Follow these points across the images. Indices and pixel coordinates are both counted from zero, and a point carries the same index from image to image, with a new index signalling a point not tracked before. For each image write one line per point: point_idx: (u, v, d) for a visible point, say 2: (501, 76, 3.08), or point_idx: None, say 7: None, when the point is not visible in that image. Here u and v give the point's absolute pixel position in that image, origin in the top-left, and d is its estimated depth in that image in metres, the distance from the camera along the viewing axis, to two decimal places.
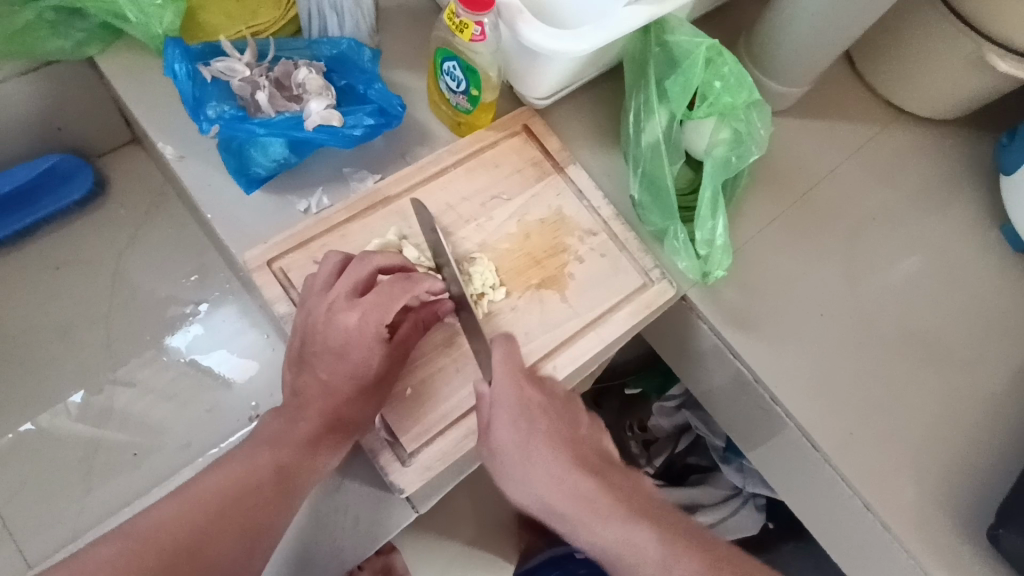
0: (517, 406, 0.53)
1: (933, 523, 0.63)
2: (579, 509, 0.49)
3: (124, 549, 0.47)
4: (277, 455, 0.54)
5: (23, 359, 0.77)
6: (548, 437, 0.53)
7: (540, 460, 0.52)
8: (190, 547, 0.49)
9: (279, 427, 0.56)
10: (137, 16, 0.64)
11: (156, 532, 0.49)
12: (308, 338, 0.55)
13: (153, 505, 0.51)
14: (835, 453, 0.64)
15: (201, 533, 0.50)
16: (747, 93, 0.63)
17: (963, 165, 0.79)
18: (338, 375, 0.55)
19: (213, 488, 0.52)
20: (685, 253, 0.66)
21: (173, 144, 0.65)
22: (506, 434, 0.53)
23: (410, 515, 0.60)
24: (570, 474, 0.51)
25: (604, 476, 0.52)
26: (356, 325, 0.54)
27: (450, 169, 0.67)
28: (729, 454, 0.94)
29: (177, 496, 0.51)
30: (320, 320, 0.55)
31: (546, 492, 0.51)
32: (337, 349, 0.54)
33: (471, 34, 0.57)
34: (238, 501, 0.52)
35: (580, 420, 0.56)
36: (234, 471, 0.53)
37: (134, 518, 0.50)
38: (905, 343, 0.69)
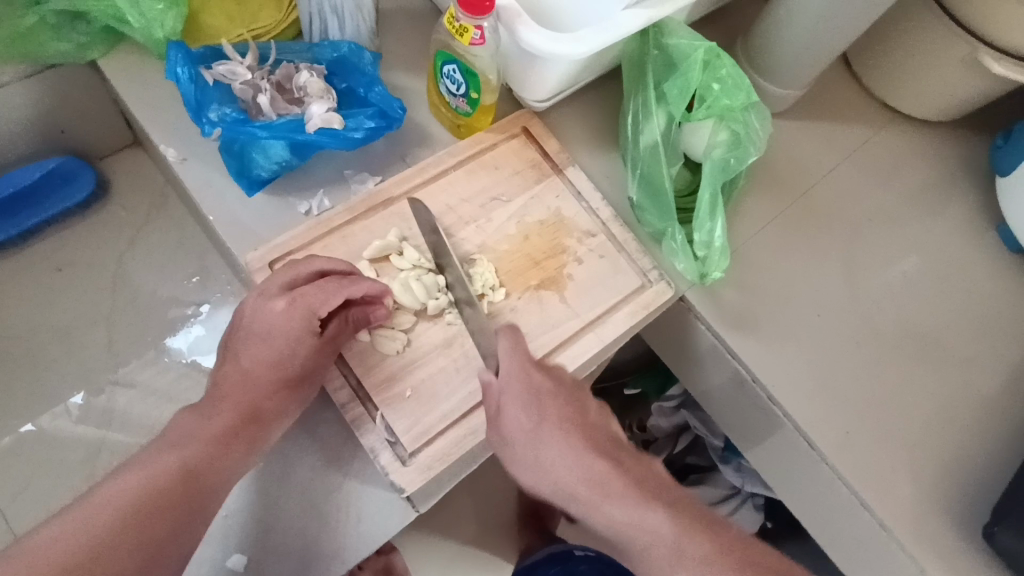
0: (525, 396, 0.54)
1: (929, 522, 0.63)
2: (591, 494, 0.51)
3: (15, 573, 0.43)
4: (186, 455, 0.53)
5: (24, 360, 0.78)
6: (561, 428, 0.54)
7: (553, 448, 0.53)
8: (86, 558, 0.45)
9: (190, 424, 0.55)
10: (138, 20, 0.64)
11: (46, 551, 0.45)
12: (235, 330, 0.58)
13: (42, 525, 0.47)
14: (832, 452, 0.64)
15: (96, 544, 0.46)
16: (744, 96, 0.63)
17: (959, 167, 0.79)
18: (263, 362, 0.57)
19: (113, 496, 0.49)
20: (683, 255, 0.66)
21: (175, 147, 0.66)
22: (516, 418, 0.54)
23: (411, 514, 0.60)
24: (583, 456, 0.53)
25: (612, 458, 0.54)
26: (284, 312, 0.56)
27: (451, 171, 0.67)
28: (728, 453, 0.95)
29: (75, 510, 0.48)
30: (251, 306, 0.57)
31: (557, 481, 0.53)
32: (262, 333, 0.56)
33: (471, 38, 0.58)
34: (139, 506, 0.49)
35: (587, 406, 0.57)
36: (137, 476, 0.50)
37: (23, 540, 0.46)
38: (901, 343, 0.70)
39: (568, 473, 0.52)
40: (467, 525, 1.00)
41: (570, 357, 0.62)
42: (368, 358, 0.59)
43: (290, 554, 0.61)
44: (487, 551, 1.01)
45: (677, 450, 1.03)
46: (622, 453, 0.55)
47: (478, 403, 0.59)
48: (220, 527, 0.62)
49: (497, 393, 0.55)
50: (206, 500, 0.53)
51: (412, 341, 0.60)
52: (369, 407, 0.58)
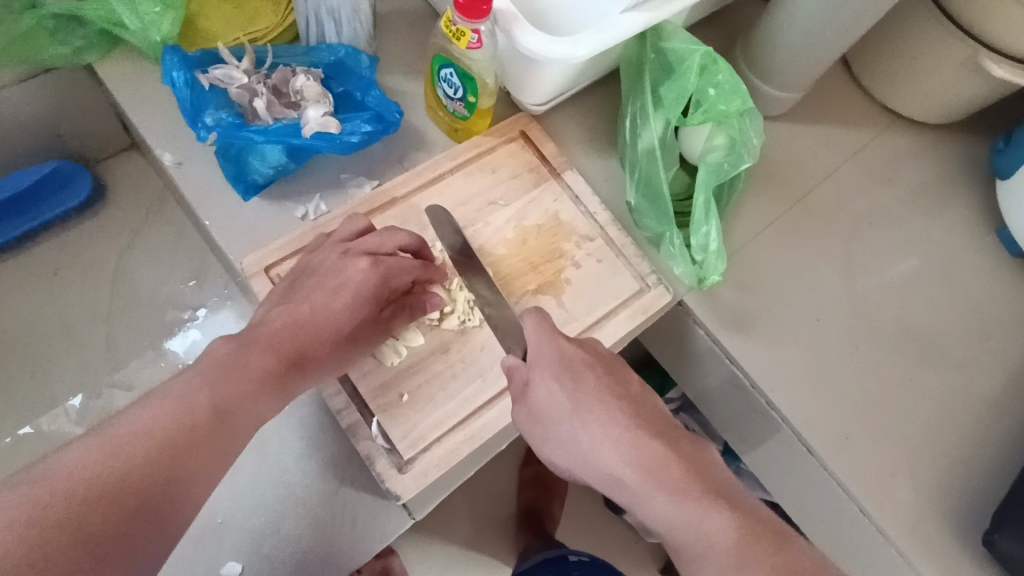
0: (559, 365, 0.52)
1: (929, 528, 0.63)
2: (638, 479, 0.47)
3: (29, 500, 0.38)
4: (217, 394, 0.46)
5: (22, 363, 0.78)
6: (601, 403, 0.51)
7: (593, 426, 0.50)
8: (108, 492, 0.39)
9: (226, 356, 0.48)
10: (134, 23, 0.64)
11: (63, 479, 0.39)
12: (302, 273, 0.55)
13: (67, 447, 0.41)
14: (832, 458, 0.64)
15: (119, 478, 0.40)
16: (740, 101, 0.63)
17: (960, 169, 0.79)
18: (324, 314, 0.52)
19: (138, 428, 0.42)
20: (681, 259, 0.66)
21: (172, 150, 0.66)
22: (553, 395, 0.52)
23: (407, 522, 0.60)
24: (628, 437, 0.49)
25: (664, 441, 0.49)
26: (366, 270, 0.54)
27: (449, 173, 0.67)
28: (728, 457, 0.96)
29: (99, 436, 0.41)
30: (328, 261, 0.55)
31: (599, 464, 0.49)
32: (334, 286, 0.53)
33: (468, 42, 0.57)
34: (168, 444, 0.42)
35: (629, 380, 0.54)
36: (160, 409, 0.44)
37: (42, 461, 0.40)
38: (901, 347, 0.69)
39: (611, 454, 0.48)
40: (464, 525, 1.00)
41: None
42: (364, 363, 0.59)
43: (284, 559, 0.61)
44: (486, 553, 1.01)
45: None
46: (673, 434, 0.50)
47: (475, 409, 0.58)
48: (215, 534, 0.61)
49: (525, 370, 0.53)
50: (237, 443, 0.46)
51: (410, 347, 0.60)
52: (366, 414, 0.58)
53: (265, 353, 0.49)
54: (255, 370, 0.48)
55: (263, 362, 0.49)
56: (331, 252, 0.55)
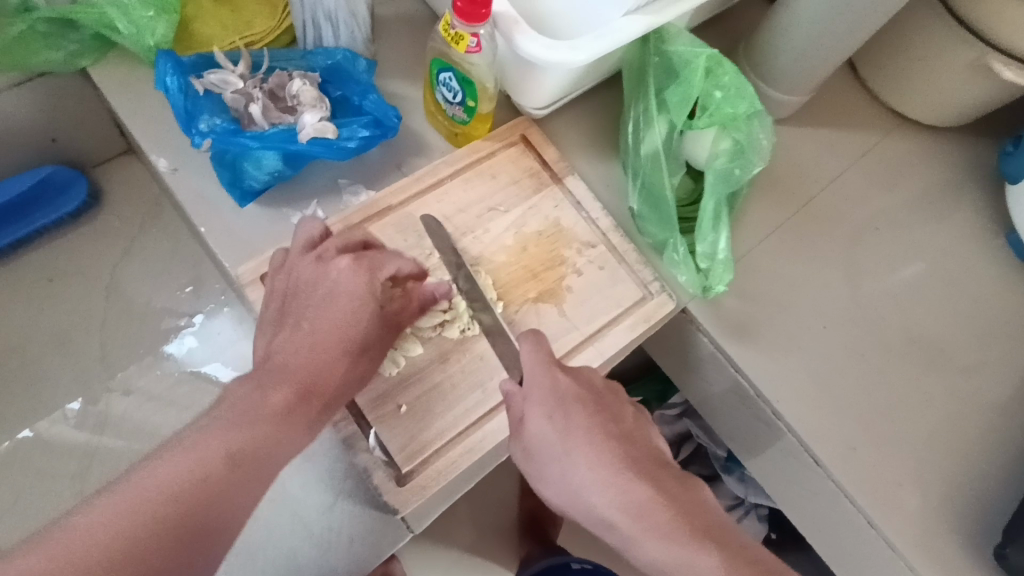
0: (550, 401, 0.51)
1: (937, 540, 0.62)
2: (628, 522, 0.44)
3: (49, 564, 0.37)
4: (234, 439, 0.45)
5: (20, 369, 0.77)
6: (592, 440, 0.49)
7: (582, 464, 0.48)
8: (126, 554, 0.39)
9: (244, 397, 0.47)
10: (127, 27, 0.63)
11: (81, 542, 0.38)
12: (290, 296, 0.53)
13: (86, 503, 0.40)
14: (839, 469, 0.63)
15: (138, 540, 0.39)
16: (746, 104, 0.62)
17: (967, 173, 0.78)
18: (326, 326, 0.51)
19: (158, 483, 0.41)
20: (685, 266, 0.65)
21: (168, 157, 0.65)
22: (543, 430, 0.50)
23: (405, 536, 0.59)
24: (618, 475, 0.47)
25: (655, 480, 0.47)
26: (351, 269, 0.52)
27: (447, 180, 0.66)
28: (731, 463, 0.93)
29: (118, 492, 0.40)
30: (308, 275, 0.53)
31: (590, 504, 0.47)
32: (325, 294, 0.52)
33: (467, 45, 0.56)
34: (188, 499, 0.41)
35: (623, 414, 0.52)
36: (180, 461, 0.42)
37: (62, 520, 0.39)
38: (908, 355, 0.68)
39: (601, 495, 0.46)
40: (464, 532, 0.99)
41: None
42: None
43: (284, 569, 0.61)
44: (487, 560, 1.00)
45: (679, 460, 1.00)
46: (663, 471, 0.48)
47: (474, 420, 0.57)
48: None
49: (521, 401, 0.52)
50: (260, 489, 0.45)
51: (408, 358, 0.58)
52: (363, 425, 0.56)
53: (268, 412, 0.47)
54: (269, 415, 0.47)
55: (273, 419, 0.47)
56: (308, 263, 0.54)
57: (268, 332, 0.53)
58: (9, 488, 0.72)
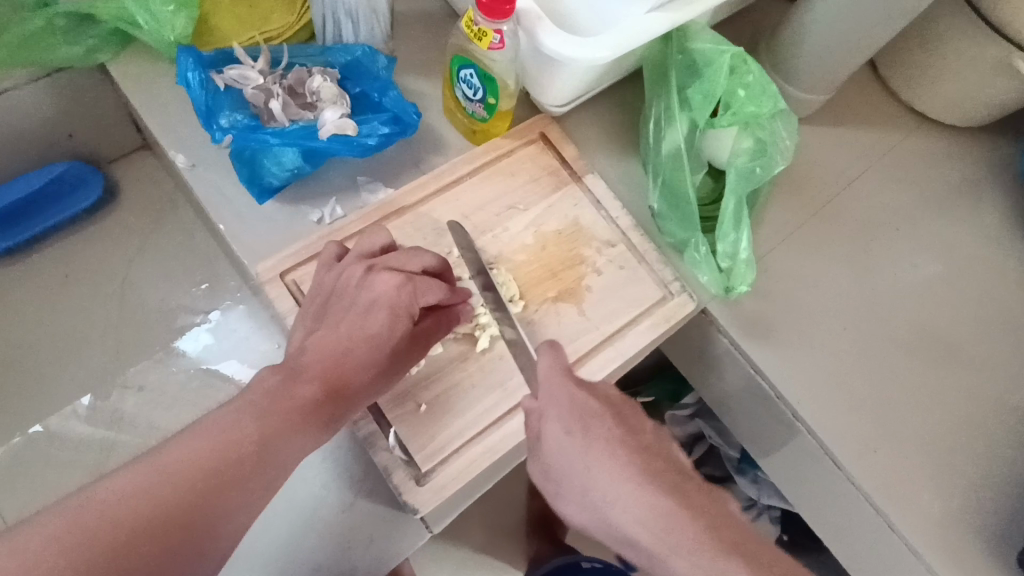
0: (570, 415, 0.49)
1: (959, 545, 0.61)
2: (652, 535, 0.43)
3: (81, 524, 0.39)
4: (261, 426, 0.46)
5: (33, 364, 0.77)
6: (612, 455, 0.47)
7: (605, 483, 0.46)
8: (149, 523, 0.41)
9: (274, 385, 0.48)
10: (147, 22, 0.63)
11: (109, 505, 0.40)
12: (331, 296, 0.53)
13: (118, 471, 0.42)
14: (860, 472, 0.62)
15: (162, 511, 0.41)
16: (771, 102, 0.61)
17: (989, 173, 0.77)
18: (362, 337, 0.51)
19: (181, 458, 0.43)
20: (706, 266, 0.64)
21: (185, 153, 0.64)
22: (563, 446, 0.49)
23: (425, 536, 0.58)
24: (639, 490, 0.45)
25: (679, 493, 0.46)
26: (396, 287, 0.52)
27: (466, 178, 0.66)
28: (744, 465, 0.93)
29: (145, 464, 0.43)
30: (352, 280, 0.53)
31: (612, 521, 0.46)
32: (365, 304, 0.52)
33: (490, 42, 0.55)
34: (208, 476, 0.43)
35: (640, 427, 0.51)
36: (203, 440, 0.44)
37: (95, 484, 0.41)
38: (929, 357, 0.67)
39: (625, 510, 0.45)
40: (475, 530, 0.99)
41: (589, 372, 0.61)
42: None
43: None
44: (498, 558, 0.99)
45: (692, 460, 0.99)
46: (687, 485, 0.47)
47: (494, 420, 0.57)
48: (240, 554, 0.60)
49: (539, 415, 0.51)
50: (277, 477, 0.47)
51: (429, 358, 0.58)
52: (382, 424, 0.56)
53: (280, 408, 0.47)
54: (293, 406, 0.47)
55: (289, 415, 0.47)
56: (355, 270, 0.53)
57: (302, 325, 0.53)
58: (22, 484, 0.72)
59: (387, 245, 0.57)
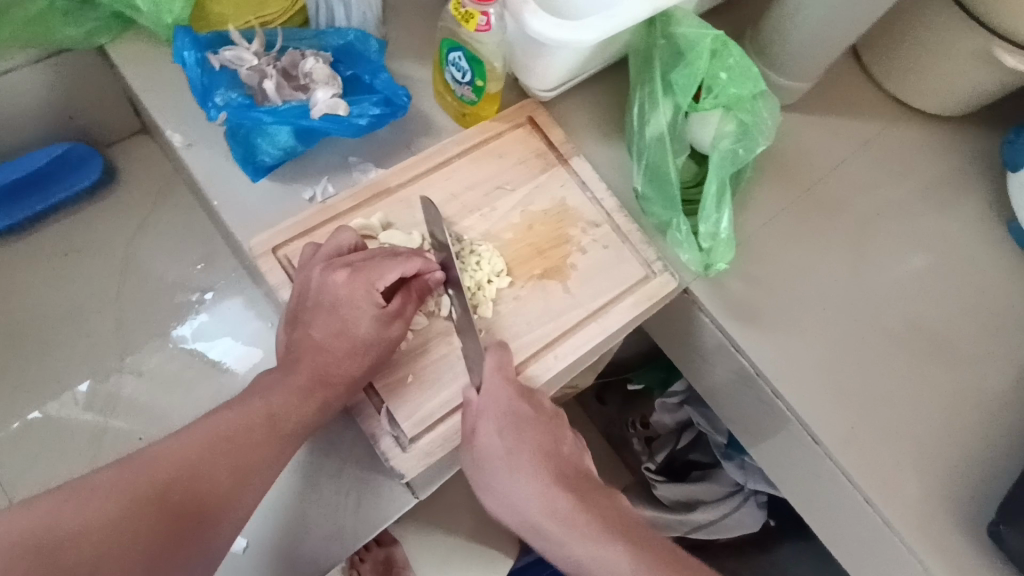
0: (503, 416, 0.53)
1: (933, 519, 0.63)
2: (557, 530, 0.48)
3: (126, 478, 0.45)
4: (275, 402, 0.52)
5: (33, 346, 0.78)
6: (533, 458, 0.52)
7: (521, 478, 0.51)
8: (184, 477, 0.47)
9: (272, 377, 0.54)
10: (147, 4, 0.64)
11: (150, 463, 0.46)
12: (302, 299, 0.57)
13: (155, 442, 0.49)
14: (837, 448, 0.64)
15: (196, 468, 0.47)
16: (752, 84, 0.63)
17: (969, 161, 0.78)
18: (331, 332, 0.55)
19: (208, 429, 0.49)
20: (687, 246, 0.66)
21: (182, 132, 0.66)
22: (489, 427, 0.52)
23: (410, 501, 0.60)
24: (551, 486, 0.50)
25: (585, 496, 0.50)
26: (346, 282, 0.55)
27: (456, 159, 0.67)
28: (731, 450, 0.93)
29: (178, 433, 0.49)
30: (314, 282, 0.56)
31: (523, 512, 0.50)
32: (328, 304, 0.55)
33: (477, 24, 0.58)
34: (233, 443, 0.49)
35: (564, 438, 0.55)
36: (229, 416, 0.51)
37: (136, 450, 0.48)
38: (907, 339, 0.69)
39: (531, 505, 0.50)
40: (466, 520, 0.99)
41: (572, 348, 0.62)
42: None
43: (288, 551, 0.61)
44: (489, 546, 1.00)
45: (680, 446, 1.02)
46: (589, 487, 0.52)
47: None
48: None
49: (476, 414, 0.54)
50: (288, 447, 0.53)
51: (416, 333, 0.60)
52: (373, 397, 0.58)
53: (279, 392, 0.53)
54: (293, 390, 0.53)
55: (286, 398, 0.53)
56: (316, 271, 0.57)
57: (282, 327, 0.58)
58: (20, 462, 0.73)
59: (354, 244, 0.59)
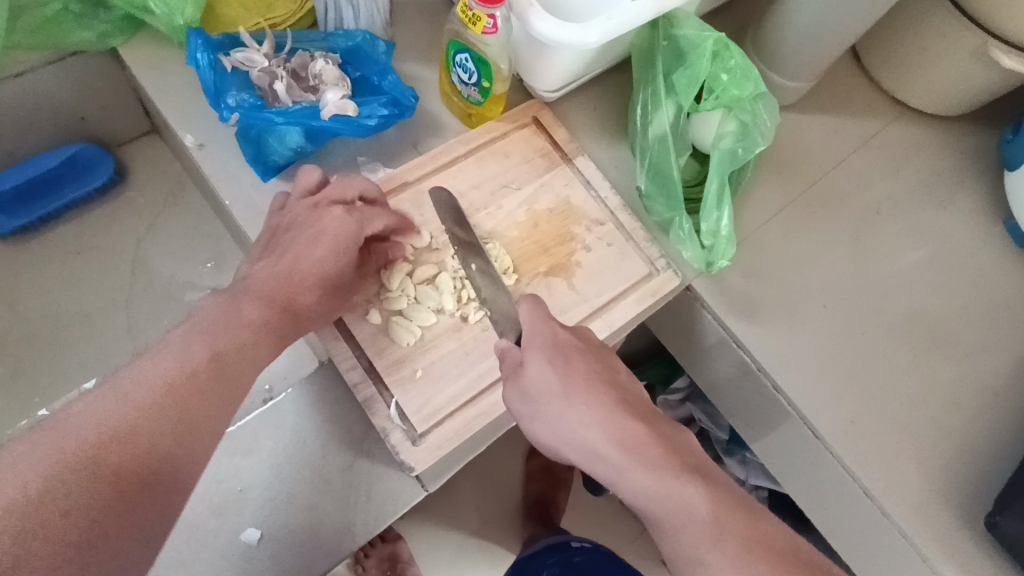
0: (551, 348, 0.53)
1: (932, 510, 0.64)
2: (624, 458, 0.47)
3: (49, 445, 0.40)
4: (219, 345, 0.49)
5: (43, 344, 0.79)
6: (591, 388, 0.51)
7: (582, 406, 0.50)
8: (120, 435, 0.42)
9: (223, 307, 0.52)
10: (160, 8, 0.66)
11: (89, 421, 0.42)
12: (280, 230, 0.58)
13: (82, 400, 0.44)
14: (837, 441, 0.65)
15: (134, 423, 0.43)
16: (752, 85, 0.64)
17: (968, 159, 0.79)
18: (307, 266, 0.56)
19: (145, 379, 0.45)
20: (690, 243, 0.67)
21: (193, 132, 0.67)
22: (543, 374, 0.52)
23: (421, 492, 0.64)
24: (611, 418, 0.49)
25: (649, 424, 0.50)
26: (341, 216, 0.57)
27: (462, 158, 0.68)
28: (733, 446, 0.96)
29: (108, 387, 0.44)
30: (300, 216, 0.58)
31: (582, 442, 0.49)
32: (312, 236, 0.56)
33: (484, 26, 0.59)
34: (180, 391, 0.45)
35: (618, 368, 0.55)
36: (166, 362, 0.46)
37: (60, 411, 0.42)
38: (906, 334, 0.70)
39: (597, 431, 0.49)
40: (471, 514, 1.01)
41: None
42: (380, 340, 0.61)
43: (301, 541, 0.62)
44: (493, 541, 1.01)
45: None
46: (656, 418, 0.51)
47: (488, 384, 0.60)
48: (236, 502, 0.62)
49: (519, 351, 0.54)
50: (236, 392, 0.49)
51: (424, 330, 0.61)
52: (360, 357, 0.60)
53: (232, 331, 0.50)
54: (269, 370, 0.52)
55: (238, 344, 0.50)
56: (304, 206, 0.58)
57: None
58: None
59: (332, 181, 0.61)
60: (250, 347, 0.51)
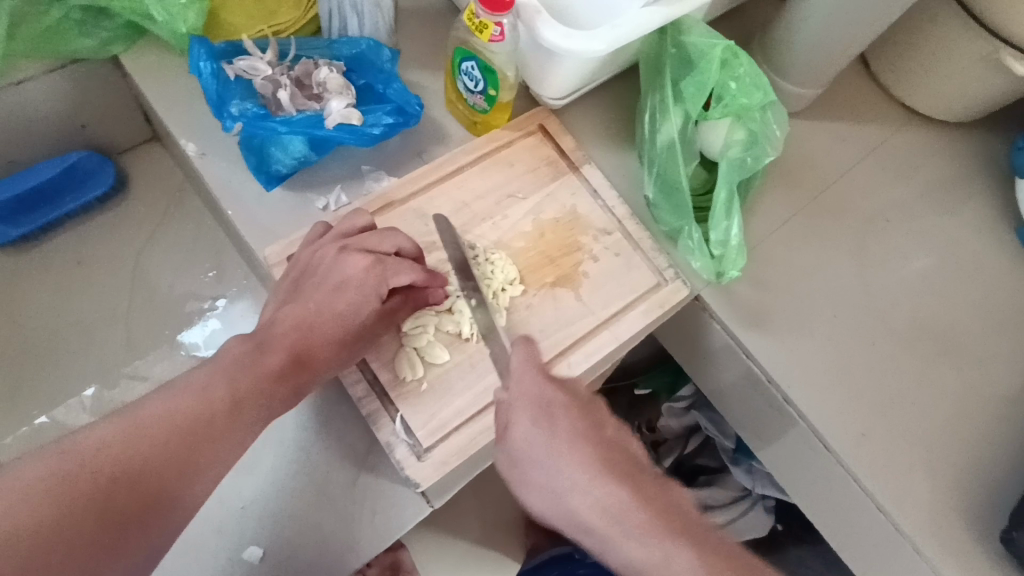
0: (538, 407, 0.50)
1: (946, 526, 0.63)
2: (611, 529, 0.45)
3: (59, 472, 0.41)
4: (236, 386, 0.49)
5: (42, 352, 0.78)
6: (574, 447, 0.48)
7: (567, 471, 0.47)
8: (130, 473, 0.43)
9: (244, 354, 0.51)
10: (161, 15, 0.65)
11: (99, 453, 0.43)
12: (306, 271, 0.56)
13: (95, 425, 0.45)
14: (848, 454, 0.64)
15: (142, 461, 0.44)
16: (762, 94, 0.63)
17: (978, 167, 0.78)
18: (328, 312, 0.54)
19: (159, 413, 0.46)
20: (699, 253, 0.66)
21: (195, 141, 0.67)
22: (529, 438, 0.49)
23: (426, 509, 0.61)
24: (597, 481, 0.46)
25: (634, 482, 0.47)
26: (364, 267, 0.55)
27: (467, 168, 0.68)
28: (739, 455, 0.94)
29: (120, 417, 0.45)
30: (325, 259, 0.56)
31: (570, 512, 0.47)
32: (336, 282, 0.55)
33: (491, 34, 0.58)
34: (187, 430, 0.46)
35: (604, 421, 0.51)
36: (182, 398, 0.47)
37: (69, 436, 0.43)
38: (918, 345, 0.69)
39: (582, 498, 0.46)
40: (474, 524, 0.99)
41: (585, 355, 0.62)
42: (384, 352, 0.60)
43: (299, 561, 0.61)
44: (497, 551, 1.00)
45: (687, 451, 1.02)
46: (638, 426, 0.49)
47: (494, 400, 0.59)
48: (237, 520, 0.62)
49: (509, 410, 0.51)
50: (247, 434, 0.49)
51: (426, 348, 0.60)
52: (365, 371, 0.59)
53: (248, 373, 0.50)
54: (283, 399, 0.52)
55: (254, 379, 0.50)
56: (328, 249, 0.57)
57: None
58: None
59: (365, 225, 0.59)
60: (268, 383, 0.51)
